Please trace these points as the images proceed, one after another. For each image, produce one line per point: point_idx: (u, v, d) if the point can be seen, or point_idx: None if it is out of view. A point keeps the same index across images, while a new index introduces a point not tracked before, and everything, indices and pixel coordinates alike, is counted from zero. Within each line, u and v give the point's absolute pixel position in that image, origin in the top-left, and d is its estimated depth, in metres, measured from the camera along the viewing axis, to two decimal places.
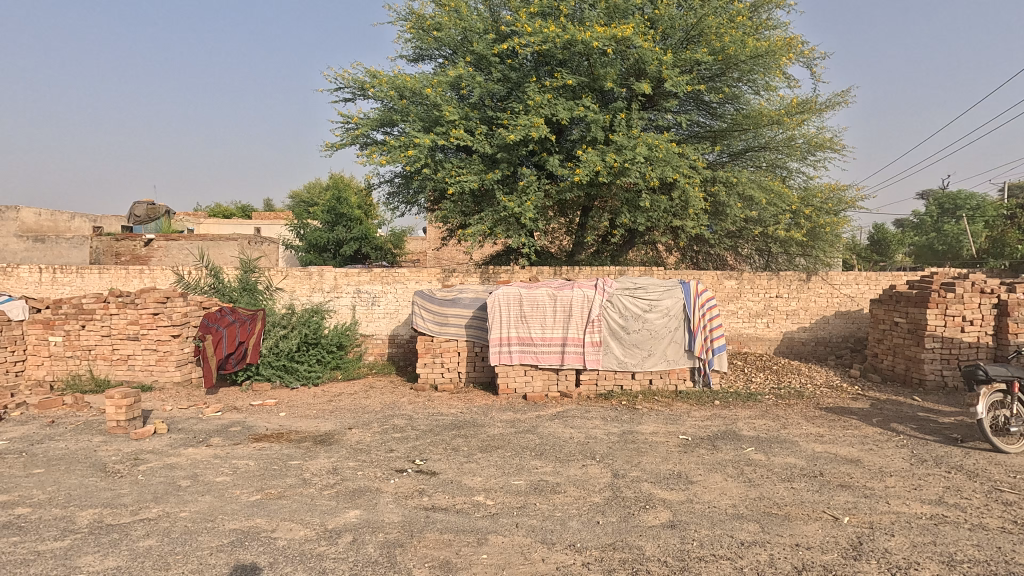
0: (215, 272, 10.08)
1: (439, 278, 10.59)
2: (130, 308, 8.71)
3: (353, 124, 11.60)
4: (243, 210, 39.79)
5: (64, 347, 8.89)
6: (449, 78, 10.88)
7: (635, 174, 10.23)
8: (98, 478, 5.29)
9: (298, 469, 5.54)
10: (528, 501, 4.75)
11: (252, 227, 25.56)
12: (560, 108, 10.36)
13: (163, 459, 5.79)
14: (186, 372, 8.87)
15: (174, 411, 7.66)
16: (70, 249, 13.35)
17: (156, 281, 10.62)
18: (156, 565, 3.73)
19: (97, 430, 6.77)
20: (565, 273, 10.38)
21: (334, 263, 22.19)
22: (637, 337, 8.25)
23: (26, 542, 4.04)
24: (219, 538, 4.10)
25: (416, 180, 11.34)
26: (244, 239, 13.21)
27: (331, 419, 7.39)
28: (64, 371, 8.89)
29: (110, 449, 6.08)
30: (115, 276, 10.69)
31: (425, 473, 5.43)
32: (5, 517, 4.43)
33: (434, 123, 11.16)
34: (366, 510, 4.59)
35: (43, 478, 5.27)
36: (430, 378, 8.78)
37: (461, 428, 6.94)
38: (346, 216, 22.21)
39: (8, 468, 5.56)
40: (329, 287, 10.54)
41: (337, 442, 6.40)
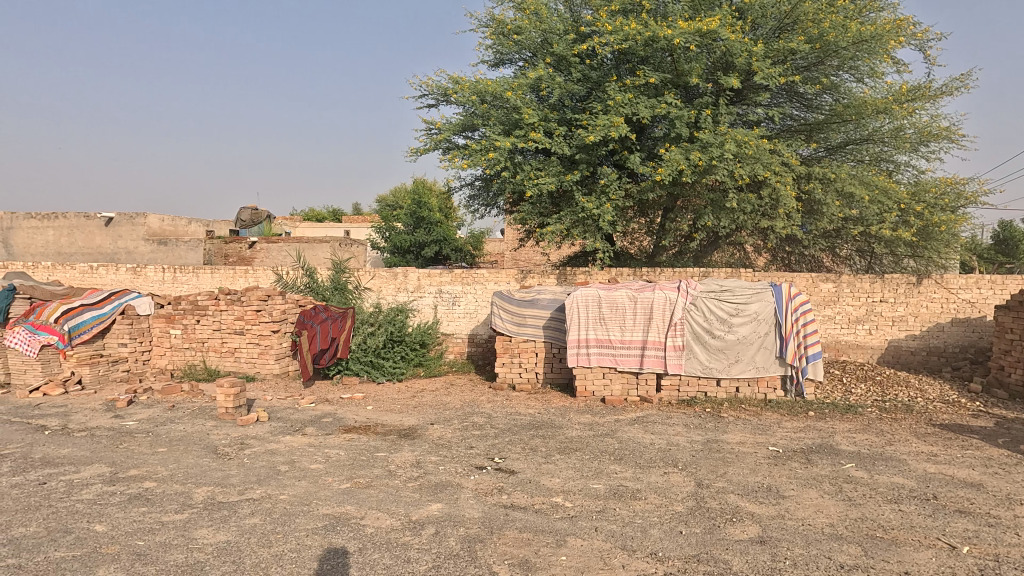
0: (309, 273, 10.78)
1: (517, 278, 10.68)
2: (236, 305, 9.50)
3: (436, 129, 11.96)
4: (334, 213, 42.31)
5: (182, 339, 9.86)
6: (530, 80, 10.97)
7: (721, 172, 9.86)
8: (211, 459, 5.83)
9: (384, 460, 5.81)
10: (607, 505, 4.69)
11: (342, 230, 27.19)
12: (642, 106, 10.14)
13: (265, 445, 6.28)
14: (284, 365, 9.54)
15: (274, 401, 8.27)
16: (187, 251, 14.76)
17: (259, 281, 11.55)
18: (260, 542, 4.05)
19: (209, 416, 7.45)
20: (645, 275, 10.14)
21: (416, 265, 23.03)
22: (723, 342, 7.89)
23: (153, 512, 4.52)
24: (315, 522, 4.39)
25: (495, 183, 11.49)
26: (335, 242, 14.02)
27: (415, 414, 7.66)
28: (182, 361, 9.87)
29: (220, 434, 6.68)
30: (224, 276, 11.73)
31: (504, 472, 5.51)
32: (136, 489, 4.99)
33: (514, 126, 11.28)
34: (448, 505, 4.72)
35: (166, 457, 5.88)
36: (509, 378, 8.89)
37: (539, 428, 6.97)
38: (426, 219, 23.07)
39: (138, 446, 6.26)
40: (413, 287, 10.94)
41: (420, 437, 6.64)
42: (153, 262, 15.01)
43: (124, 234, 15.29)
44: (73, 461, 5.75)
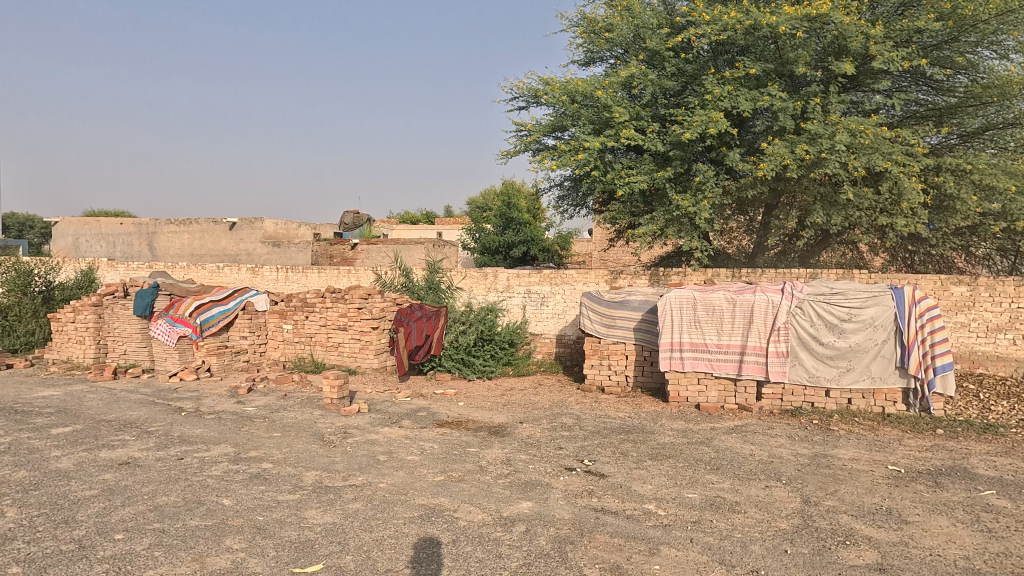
0: (406, 273, 11.32)
1: (607, 279, 10.52)
2: (341, 303, 10.17)
3: (526, 131, 12.07)
4: (428, 216, 44.01)
5: (293, 333, 10.70)
6: (621, 78, 10.77)
7: (833, 165, 9.12)
8: (319, 445, 6.28)
9: (476, 456, 5.96)
10: (704, 516, 4.50)
11: (435, 232, 28.23)
12: (742, 99, 9.61)
13: (366, 435, 6.66)
14: (382, 360, 10.08)
15: (373, 393, 8.76)
16: (298, 253, 16.01)
17: (360, 280, 12.29)
18: (363, 526, 4.31)
19: (317, 405, 8.02)
20: (745, 276, 9.60)
21: (504, 265, 23.40)
22: (833, 349, 7.29)
23: (270, 491, 4.96)
24: (412, 511, 4.59)
25: (585, 183, 11.38)
26: (429, 243, 14.59)
27: (504, 412, 7.78)
28: (293, 354, 10.71)
29: (327, 422, 7.18)
30: (330, 276, 12.60)
31: (593, 474, 5.46)
32: (256, 469, 5.49)
33: (605, 124, 11.12)
34: (538, 504, 4.76)
35: (280, 441, 6.42)
36: (598, 380, 8.78)
37: (630, 432, 6.82)
38: (515, 220, 23.38)
39: (256, 430, 6.88)
40: (502, 287, 11.10)
41: (511, 435, 6.73)
42: (269, 262, 16.43)
43: (245, 237, 16.87)
44: (204, 440, 6.43)
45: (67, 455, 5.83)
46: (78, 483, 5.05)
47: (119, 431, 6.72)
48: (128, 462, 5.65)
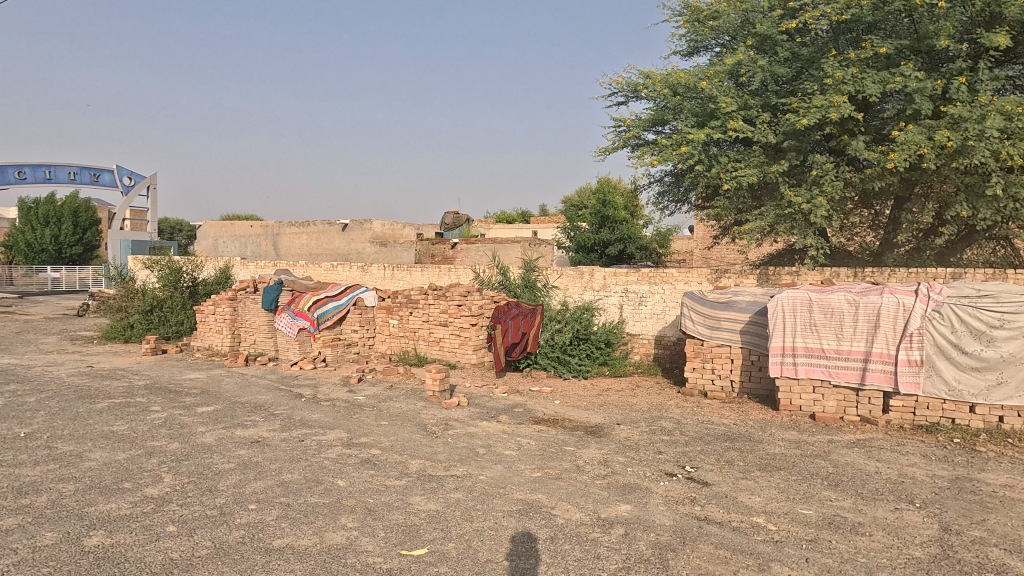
0: (503, 271, 11.54)
1: (710, 278, 10.02)
2: (442, 300, 10.57)
3: (625, 127, 11.82)
4: (523, 215, 44.50)
5: (398, 328, 11.30)
6: (728, 66, 10.20)
7: (982, 152, 8.03)
8: (422, 435, 6.58)
9: (573, 455, 5.95)
10: (820, 535, 4.16)
11: (531, 231, 28.50)
12: (869, 82, 8.74)
13: (465, 428, 6.88)
14: (480, 356, 10.36)
15: (472, 388, 9.03)
16: (403, 252, 16.87)
17: (460, 278, 12.70)
18: (464, 515, 4.46)
19: (419, 397, 8.41)
20: (870, 276, 8.72)
21: (601, 264, 22.82)
22: (980, 359, 6.42)
23: (379, 476, 5.28)
24: (510, 505, 4.68)
25: (687, 178, 10.92)
26: (526, 242, 14.74)
27: (601, 413, 7.68)
28: (397, 347, 11.31)
29: (429, 414, 7.51)
30: (432, 274, 13.15)
31: (696, 482, 5.24)
32: (366, 455, 5.87)
33: (709, 116, 10.60)
34: (637, 508, 4.65)
35: (387, 429, 6.82)
36: (700, 384, 8.41)
37: (735, 440, 6.46)
38: (611, 218, 23.01)
39: (366, 418, 7.35)
40: (599, 286, 10.94)
41: (608, 436, 6.63)
42: (376, 261, 17.47)
43: (355, 237, 18.07)
44: (321, 425, 6.99)
45: (209, 431, 6.59)
46: (218, 457, 5.69)
47: (250, 413, 7.49)
48: (258, 441, 6.27)
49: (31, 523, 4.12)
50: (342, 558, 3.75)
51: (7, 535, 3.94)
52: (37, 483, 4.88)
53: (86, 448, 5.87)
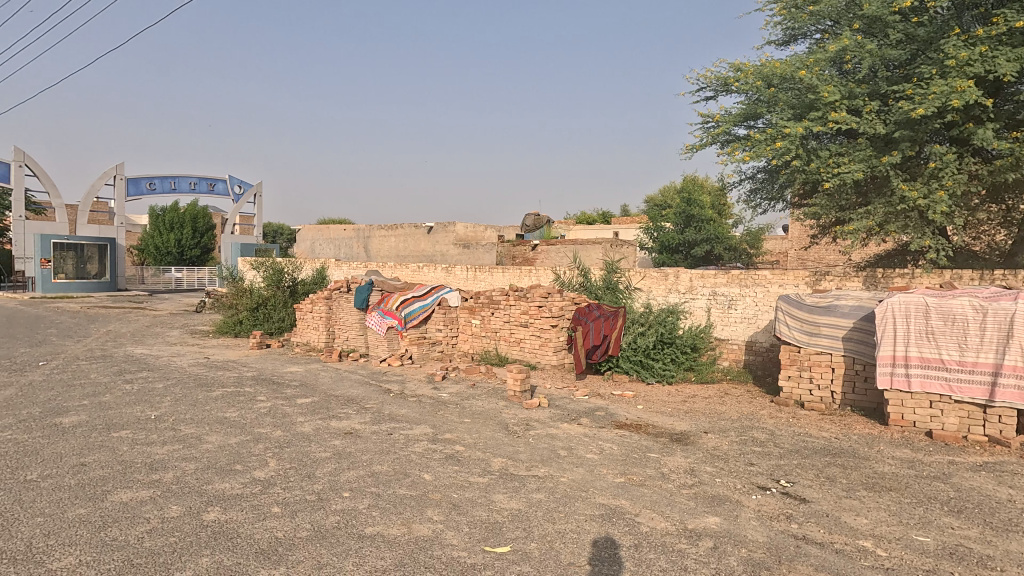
0: (584, 273, 11.44)
1: (808, 280, 9.37)
2: (523, 300, 10.67)
3: (714, 123, 11.34)
4: (605, 216, 43.90)
5: (480, 328, 11.53)
6: (831, 53, 9.50)
7: None
8: (504, 434, 6.67)
9: (657, 462, 5.78)
10: (940, 566, 3.75)
11: (612, 231, 28.06)
12: (1000, 61, 7.80)
13: (546, 429, 6.90)
14: (561, 358, 10.35)
15: (552, 389, 9.03)
16: (485, 254, 17.20)
17: (540, 279, 12.75)
18: (546, 516, 4.46)
19: (501, 396, 8.53)
20: (999, 279, 7.78)
21: (685, 264, 22.51)
22: None
23: (463, 472, 5.41)
24: (592, 509, 4.62)
25: (783, 175, 10.28)
26: (607, 243, 14.54)
27: (687, 420, 7.41)
28: (479, 347, 11.54)
29: (511, 413, 7.60)
30: (513, 275, 13.30)
31: (792, 497, 4.91)
32: (451, 451, 6.04)
33: (808, 108, 9.92)
34: (727, 521, 4.44)
35: (470, 427, 6.97)
36: (795, 394, 7.88)
37: (837, 456, 5.99)
38: (697, 218, 22.23)
39: (450, 414, 7.57)
40: (685, 288, 10.55)
41: (694, 444, 6.39)
42: (459, 262, 17.93)
43: (440, 239, 18.65)
44: (408, 419, 7.28)
45: (308, 422, 7.06)
46: (316, 446, 6.09)
47: (344, 406, 7.95)
48: (350, 432, 6.64)
49: (160, 496, 4.62)
50: (429, 549, 3.88)
51: (141, 505, 4.44)
52: (164, 460, 5.47)
53: (204, 431, 6.50)
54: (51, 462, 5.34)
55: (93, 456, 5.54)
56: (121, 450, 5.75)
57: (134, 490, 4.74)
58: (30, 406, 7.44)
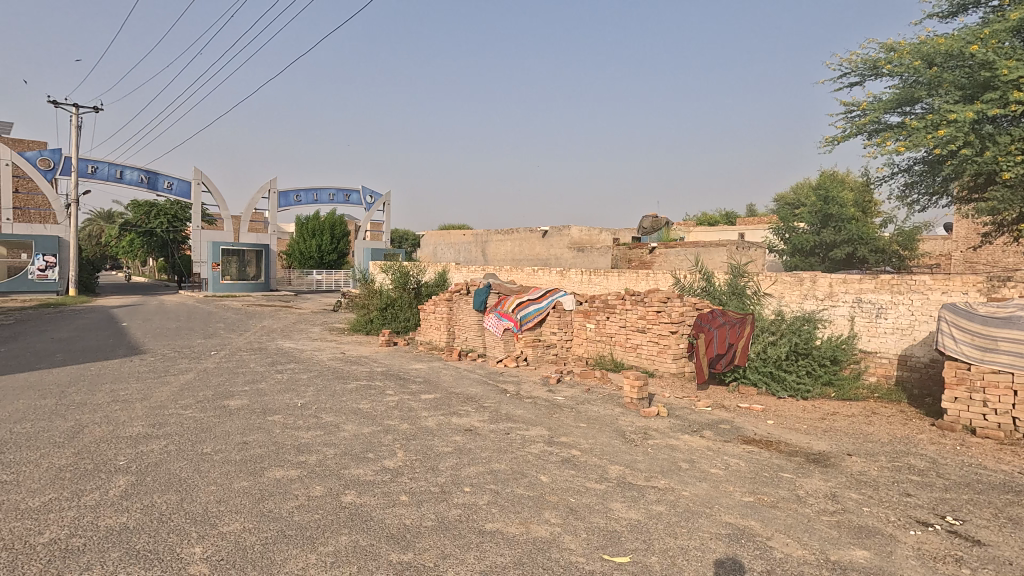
0: (707, 277, 10.90)
1: (982, 287, 8.06)
2: (640, 305, 10.38)
3: (860, 111, 10.24)
4: (728, 216, 41.42)
5: (595, 332, 11.39)
6: (1014, 22, 8.13)
7: None
8: (621, 442, 6.53)
9: (791, 483, 5.31)
10: None
11: (737, 233, 26.37)
12: None
13: (666, 439, 6.63)
14: (681, 365, 9.91)
15: (672, 398, 8.67)
16: (600, 257, 17.00)
17: (658, 283, 12.34)
18: (667, 530, 4.28)
19: (617, 403, 8.36)
20: None
21: (822, 268, 20.62)
22: None
23: (580, 477, 5.37)
24: (718, 527, 4.35)
25: (948, 166, 8.99)
26: (732, 245, 13.68)
27: (826, 440, 6.72)
28: (594, 351, 11.41)
29: (628, 420, 7.41)
30: (629, 279, 12.99)
31: (962, 538, 4.25)
32: (567, 454, 6.03)
33: (982, 88, 8.59)
34: (878, 556, 3.95)
35: (586, 431, 6.92)
36: (964, 419, 6.80)
37: (1022, 494, 5.08)
38: (836, 217, 20.20)
39: (565, 418, 7.57)
40: (823, 294, 9.58)
41: (835, 467, 5.78)
42: (574, 266, 17.90)
43: (555, 243, 18.77)
44: (524, 420, 7.40)
45: (431, 416, 7.45)
46: (438, 440, 6.39)
47: (464, 403, 8.27)
48: (470, 429, 6.89)
49: (306, 476, 5.13)
50: (547, 551, 3.90)
51: (292, 483, 4.97)
52: (309, 444, 6.07)
53: (341, 420, 7.12)
54: (221, 439, 6.16)
55: (253, 435, 6.30)
56: (274, 432, 6.47)
57: (286, 468, 5.31)
58: (205, 389, 8.66)
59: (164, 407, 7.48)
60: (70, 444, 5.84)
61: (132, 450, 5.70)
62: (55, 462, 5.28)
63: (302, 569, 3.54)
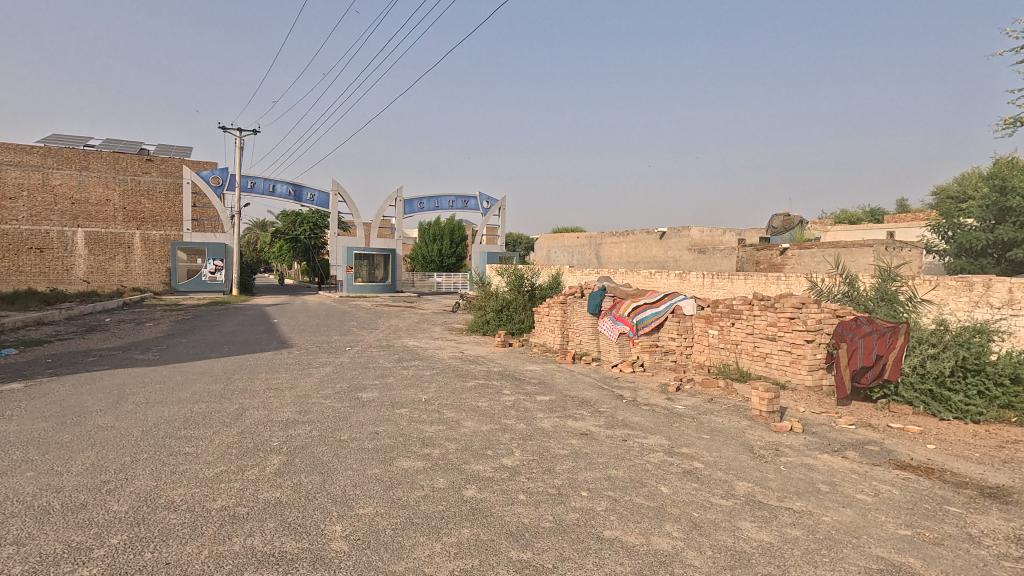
0: (851, 281, 9.88)
1: None
2: (770, 311, 9.65)
3: None
4: (874, 214, 37.06)
5: (718, 339, 10.76)
6: None
7: None
8: (749, 457, 6.09)
9: (960, 519, 4.60)
10: None
11: (886, 231, 23.44)
12: None
13: (802, 458, 6.07)
14: (818, 378, 9.04)
15: (807, 413, 7.93)
16: (723, 259, 16.06)
17: (791, 287, 11.43)
18: (805, 557, 3.91)
19: (744, 415, 7.82)
20: None
21: (996, 270, 17.36)
22: None
23: (704, 491, 5.09)
24: (867, 560, 3.89)
25: None
26: (881, 245, 12.25)
27: (1006, 472, 5.74)
28: (717, 359, 10.78)
29: (757, 434, 6.90)
30: (757, 282, 12.13)
31: None
32: (689, 466, 5.75)
33: None
34: None
35: (710, 443, 6.54)
36: None
37: None
38: (1016, 210, 17.11)
39: (686, 428, 7.23)
40: (1001, 301, 8.23)
41: (1019, 505, 4.91)
42: (694, 269, 17.10)
43: (673, 244, 18.08)
44: (642, 428, 7.18)
45: (547, 418, 7.51)
46: (555, 442, 6.41)
47: (580, 407, 8.22)
48: (586, 433, 6.83)
49: (431, 468, 5.41)
50: (670, 566, 3.74)
51: (418, 473, 5.26)
52: (433, 438, 6.40)
53: (462, 417, 7.41)
54: (356, 428, 6.70)
55: (383, 426, 6.78)
56: (401, 425, 6.91)
57: (412, 459, 5.64)
58: (342, 382, 9.48)
59: (308, 396, 8.31)
60: (235, 424, 6.71)
61: (283, 433, 6.39)
62: (224, 439, 6.08)
63: (428, 557, 3.73)
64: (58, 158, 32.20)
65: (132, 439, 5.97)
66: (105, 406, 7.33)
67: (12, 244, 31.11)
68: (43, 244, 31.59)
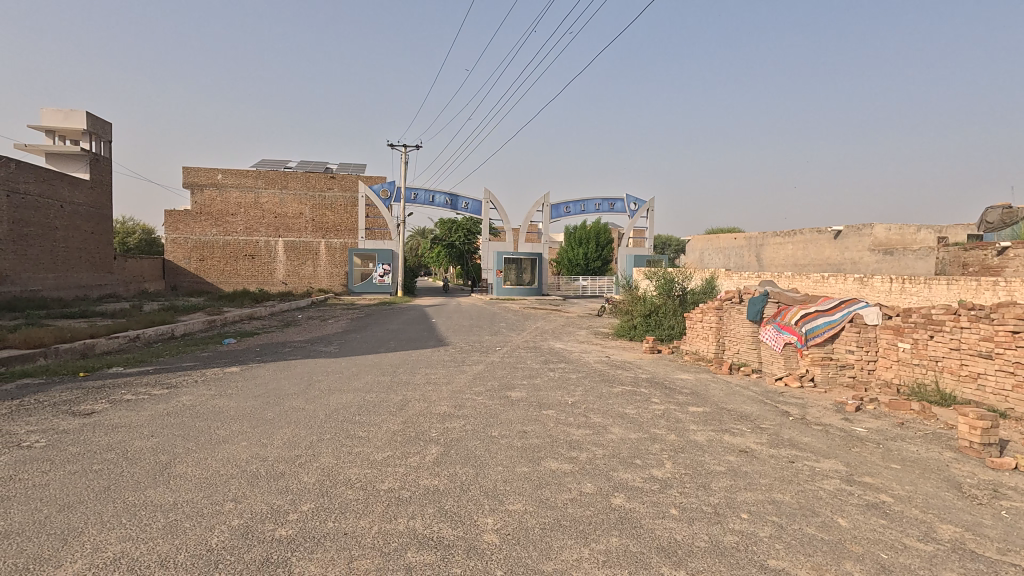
0: None
1: None
2: (984, 323, 8.05)
3: None
4: None
5: (911, 354, 9.23)
6: None
7: None
8: (955, 496, 5.11)
9: None
10: None
11: None
12: None
13: None
14: None
15: None
16: (916, 260, 13.79)
17: (1015, 294, 9.44)
18: None
19: (947, 445, 6.60)
20: None
21: None
22: None
23: (894, 530, 4.38)
24: None
25: None
26: None
27: None
28: (910, 377, 9.25)
29: (966, 470, 5.78)
30: (965, 288, 10.21)
31: None
32: (874, 499, 4.98)
33: None
34: None
35: (902, 475, 5.62)
36: None
37: None
38: None
39: (869, 454, 6.30)
40: None
41: None
42: (878, 272, 14.95)
43: (851, 244, 15.96)
44: (813, 450, 6.41)
45: (701, 431, 7.06)
46: (710, 457, 6.00)
47: (737, 421, 7.61)
48: (746, 451, 6.29)
49: (578, 472, 5.40)
50: None
51: (566, 476, 5.28)
52: (580, 442, 6.37)
53: (609, 423, 7.27)
54: (505, 425, 6.94)
55: (531, 426, 6.93)
56: (549, 426, 7.00)
57: (559, 462, 5.68)
58: (492, 380, 9.90)
59: (462, 392, 8.82)
60: (399, 414, 7.35)
61: (440, 425, 6.85)
62: (391, 427, 6.70)
63: (577, 561, 3.71)
64: (265, 179, 38.16)
65: (318, 421, 6.84)
66: (297, 390, 8.52)
67: (233, 252, 37.64)
68: (254, 252, 37.77)
